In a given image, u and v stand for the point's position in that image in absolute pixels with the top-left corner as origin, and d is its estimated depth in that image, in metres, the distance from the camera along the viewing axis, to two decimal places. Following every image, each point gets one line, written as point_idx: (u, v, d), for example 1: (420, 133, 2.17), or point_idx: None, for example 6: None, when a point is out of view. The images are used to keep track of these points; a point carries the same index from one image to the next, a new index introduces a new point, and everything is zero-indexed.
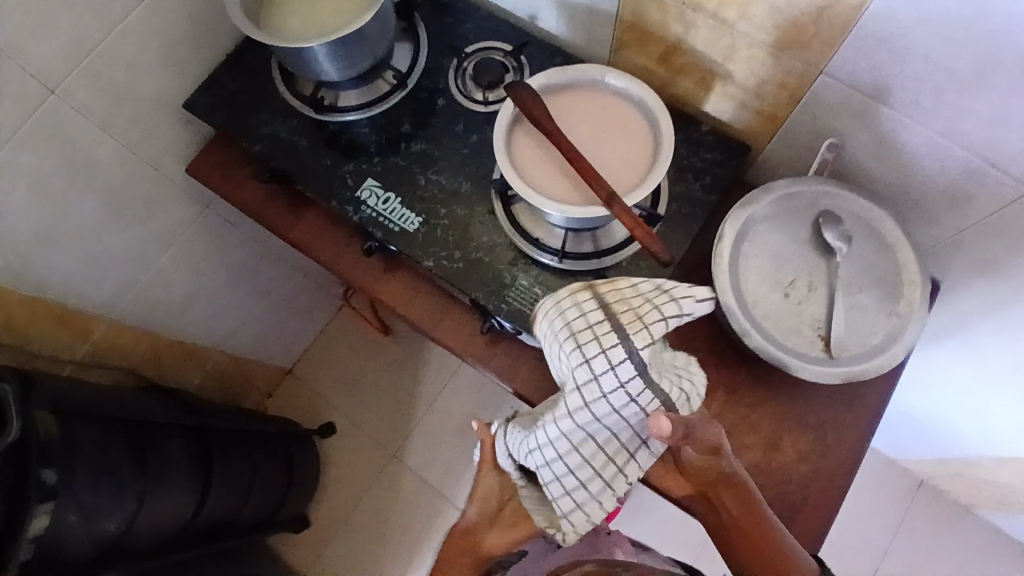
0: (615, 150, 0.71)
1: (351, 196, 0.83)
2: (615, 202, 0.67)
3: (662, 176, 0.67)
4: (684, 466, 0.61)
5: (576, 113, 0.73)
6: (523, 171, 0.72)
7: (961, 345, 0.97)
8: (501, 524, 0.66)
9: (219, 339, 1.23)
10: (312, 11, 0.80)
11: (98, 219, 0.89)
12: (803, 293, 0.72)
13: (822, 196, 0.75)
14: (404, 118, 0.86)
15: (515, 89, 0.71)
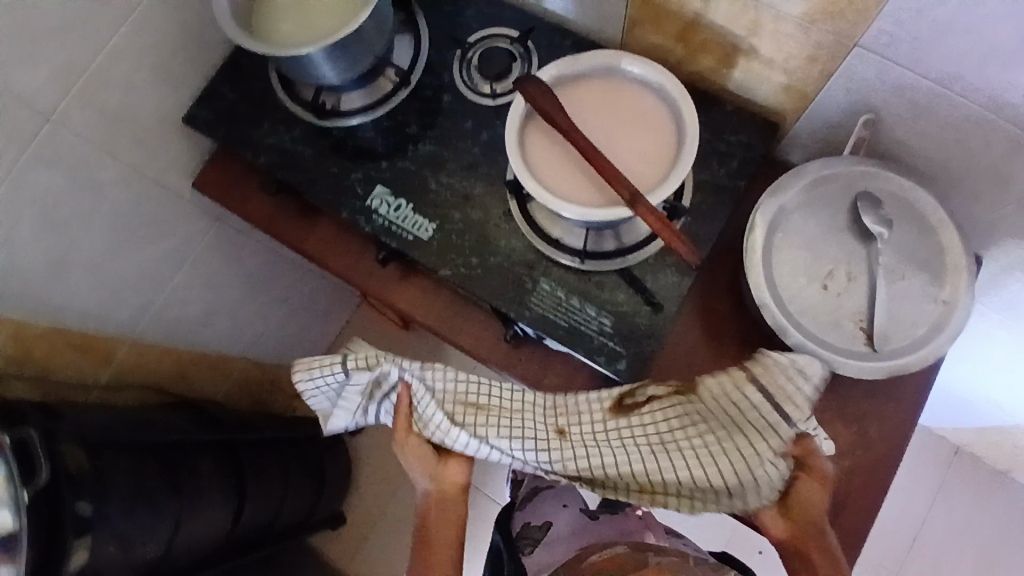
0: (635, 142, 0.67)
1: (362, 206, 0.80)
2: (638, 202, 0.63)
3: (687, 172, 0.63)
4: (789, 501, 0.63)
5: (592, 105, 0.69)
6: (538, 171, 0.68)
7: (1005, 319, 0.92)
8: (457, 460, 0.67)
9: (242, 347, 1.22)
10: (305, 16, 0.76)
11: (109, 245, 0.87)
12: (842, 284, 0.68)
13: (860, 177, 0.70)
14: (410, 119, 0.82)
15: (526, 85, 0.67)
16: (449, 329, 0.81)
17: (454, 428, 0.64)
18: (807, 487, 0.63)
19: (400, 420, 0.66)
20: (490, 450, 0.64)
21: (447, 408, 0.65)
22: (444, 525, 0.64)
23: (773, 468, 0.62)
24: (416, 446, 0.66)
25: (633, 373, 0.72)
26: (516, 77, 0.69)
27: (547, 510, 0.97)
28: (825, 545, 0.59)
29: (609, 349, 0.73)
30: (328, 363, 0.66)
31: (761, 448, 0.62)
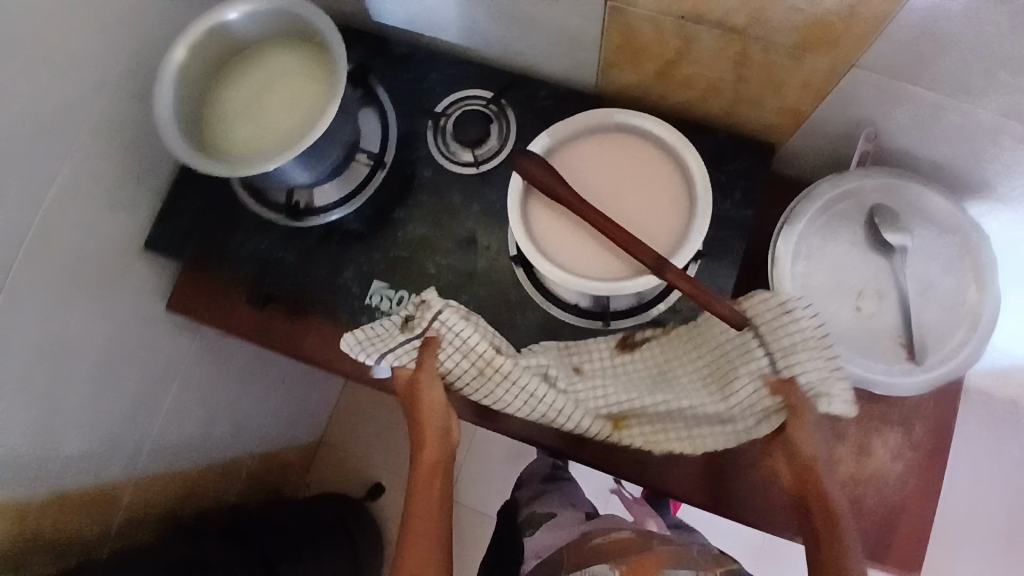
0: (645, 201, 0.63)
1: (363, 305, 0.75)
2: (666, 267, 0.59)
3: (706, 227, 0.60)
4: (790, 448, 0.63)
5: (591, 169, 0.65)
6: (552, 252, 0.64)
7: None
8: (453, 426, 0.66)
9: (249, 444, 1.16)
10: (268, 121, 0.70)
11: (95, 396, 0.80)
12: (872, 303, 0.67)
13: (872, 190, 0.68)
14: (394, 202, 0.77)
15: (520, 164, 0.63)
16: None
17: (500, 357, 0.63)
18: (800, 432, 0.61)
19: (427, 362, 0.62)
20: (518, 391, 0.64)
21: (480, 353, 0.63)
22: (423, 496, 0.64)
23: (758, 394, 0.61)
24: (425, 402, 0.64)
25: None
26: (508, 153, 0.65)
27: (555, 505, 1.10)
28: (821, 491, 0.62)
29: None
30: (386, 328, 0.65)
31: (754, 369, 0.61)
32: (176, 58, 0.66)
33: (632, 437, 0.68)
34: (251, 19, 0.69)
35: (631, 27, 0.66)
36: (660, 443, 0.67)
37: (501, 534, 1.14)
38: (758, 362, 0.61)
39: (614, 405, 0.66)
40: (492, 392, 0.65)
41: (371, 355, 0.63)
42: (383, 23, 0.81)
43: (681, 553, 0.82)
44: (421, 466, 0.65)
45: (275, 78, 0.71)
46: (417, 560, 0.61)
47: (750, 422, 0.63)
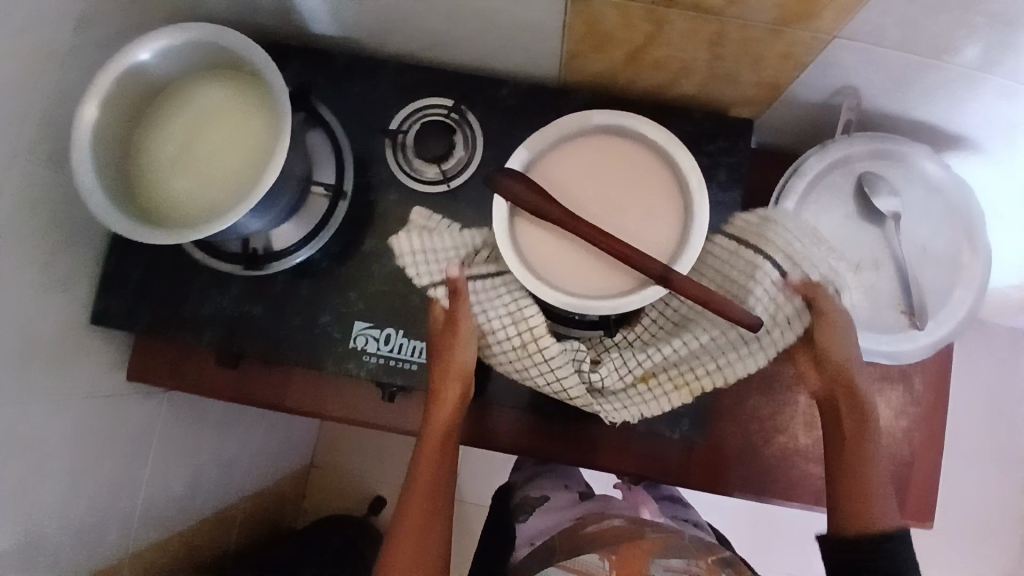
0: (637, 206, 0.60)
1: (347, 350, 0.69)
2: (672, 275, 0.56)
3: (707, 226, 0.57)
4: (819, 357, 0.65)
5: (576, 179, 0.60)
6: (550, 274, 0.60)
7: None
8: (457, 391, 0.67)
9: (239, 488, 1.11)
10: (208, 169, 0.62)
11: (76, 492, 0.72)
12: (870, 275, 0.66)
13: (857, 159, 0.67)
14: (363, 232, 0.71)
15: (502, 186, 0.58)
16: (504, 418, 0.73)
17: (547, 338, 0.62)
18: (829, 335, 0.62)
19: (459, 313, 0.63)
20: (552, 372, 0.63)
21: (520, 339, 0.62)
22: (427, 459, 0.67)
23: (776, 291, 0.61)
24: (454, 359, 0.65)
25: (698, 426, 0.70)
26: (487, 174, 0.60)
27: (549, 486, 1.02)
28: (854, 394, 0.65)
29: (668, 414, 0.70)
30: (441, 247, 0.64)
31: (768, 279, 0.61)
32: (87, 116, 0.57)
33: (663, 391, 0.63)
34: (165, 57, 0.61)
35: (595, 17, 0.61)
36: (691, 385, 0.63)
37: (495, 518, 1.05)
38: (766, 271, 0.61)
39: (634, 368, 0.63)
40: (529, 372, 0.64)
41: (419, 275, 0.64)
42: (322, 31, 0.73)
43: (672, 542, 0.78)
44: (431, 433, 0.67)
45: (207, 119, 0.63)
46: (407, 542, 0.65)
47: (772, 334, 0.61)
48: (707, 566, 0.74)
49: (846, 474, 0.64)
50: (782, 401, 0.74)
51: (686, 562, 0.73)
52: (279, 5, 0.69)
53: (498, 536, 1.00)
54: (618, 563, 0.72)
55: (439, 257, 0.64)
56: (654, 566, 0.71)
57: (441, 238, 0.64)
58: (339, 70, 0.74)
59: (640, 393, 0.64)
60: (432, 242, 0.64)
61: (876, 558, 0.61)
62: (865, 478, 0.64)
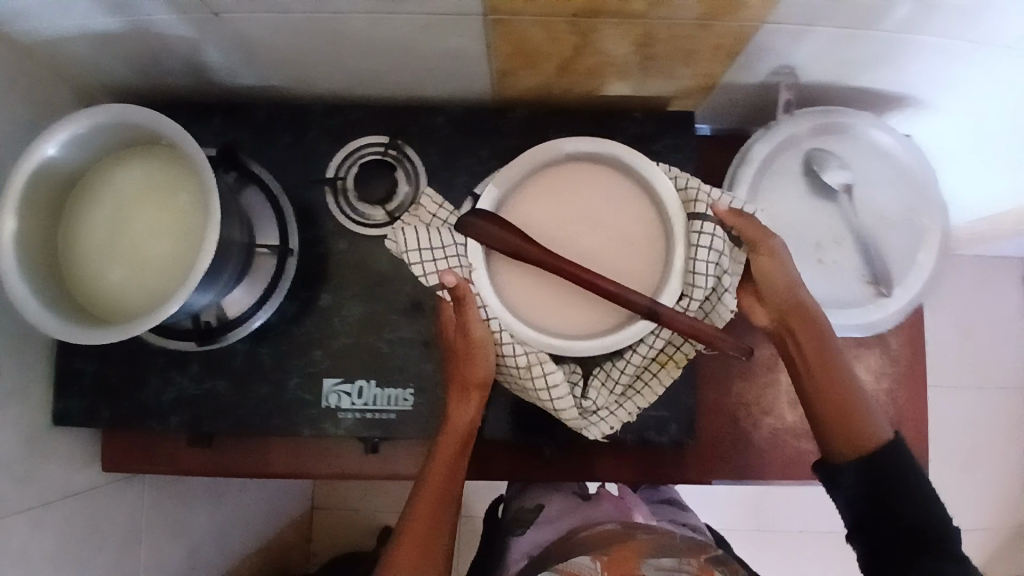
0: (615, 236, 0.60)
1: (322, 411, 0.67)
2: (659, 308, 0.54)
3: (685, 257, 0.57)
4: (762, 288, 0.63)
5: (550, 214, 0.60)
6: (537, 317, 0.59)
7: None
8: (462, 399, 0.64)
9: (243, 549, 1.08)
10: (143, 254, 0.59)
11: None
12: (834, 251, 0.66)
13: (803, 137, 0.66)
14: (317, 287, 0.69)
15: (478, 229, 0.56)
16: (494, 452, 0.74)
17: (551, 363, 0.59)
18: (766, 264, 0.60)
19: (467, 316, 0.58)
20: (551, 398, 0.60)
21: (523, 360, 0.59)
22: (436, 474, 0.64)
23: (716, 239, 0.57)
24: (473, 371, 0.62)
25: (686, 426, 0.69)
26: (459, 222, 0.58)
27: (544, 494, 0.97)
28: (807, 316, 0.62)
29: (654, 420, 0.69)
30: (448, 240, 0.59)
31: (703, 226, 0.57)
32: (4, 228, 0.54)
33: (653, 376, 0.63)
34: (75, 144, 0.57)
35: (520, 34, 0.59)
36: (674, 358, 0.62)
37: (491, 533, 1.00)
38: (701, 228, 0.57)
39: (621, 379, 0.62)
40: (529, 391, 0.61)
41: (424, 272, 0.58)
42: (240, 82, 0.70)
43: (663, 541, 0.75)
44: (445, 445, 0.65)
45: (134, 201, 0.60)
46: (408, 563, 0.63)
47: (725, 280, 0.59)
48: (699, 564, 0.70)
49: (829, 396, 0.62)
50: (766, 384, 0.74)
51: (677, 560, 0.70)
52: (192, 65, 0.65)
53: (494, 550, 0.94)
54: (609, 564, 0.70)
55: (446, 252, 0.58)
56: (645, 565, 0.69)
57: (448, 233, 0.59)
58: (266, 122, 0.71)
59: (629, 395, 0.64)
60: (438, 239, 0.59)
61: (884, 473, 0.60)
62: (840, 392, 0.62)
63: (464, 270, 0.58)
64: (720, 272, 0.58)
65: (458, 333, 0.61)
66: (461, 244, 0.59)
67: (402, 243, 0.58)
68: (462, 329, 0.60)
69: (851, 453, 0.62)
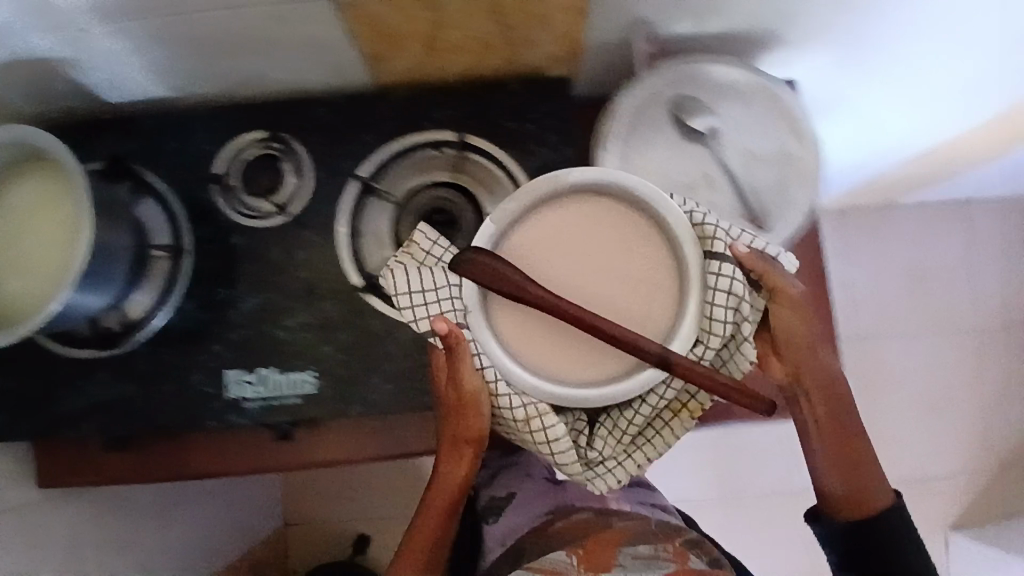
0: (622, 272, 0.54)
1: (228, 402, 0.69)
2: (669, 358, 0.50)
3: (700, 302, 0.52)
4: (779, 344, 0.61)
5: (552, 248, 0.53)
6: (532, 360, 0.54)
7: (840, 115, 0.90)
8: (450, 458, 0.66)
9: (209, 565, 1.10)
10: (33, 266, 0.61)
11: None
12: (707, 192, 0.68)
13: (666, 86, 0.67)
14: (215, 283, 0.71)
15: (473, 266, 0.51)
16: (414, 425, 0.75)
17: (552, 415, 0.54)
18: (782, 314, 0.58)
19: (458, 364, 0.55)
20: (553, 452, 0.56)
21: (521, 414, 0.54)
22: (426, 526, 0.68)
23: (737, 281, 0.52)
24: (467, 425, 0.62)
25: None
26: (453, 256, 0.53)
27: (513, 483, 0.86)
28: (820, 374, 0.63)
29: None
30: (439, 281, 0.54)
31: (724, 269, 0.52)
32: None
33: (665, 425, 0.57)
34: None
35: (368, 18, 0.59)
36: (688, 406, 0.57)
37: None
38: (720, 270, 0.52)
39: (627, 431, 0.57)
40: (529, 442, 0.57)
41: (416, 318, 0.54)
42: (128, 96, 0.72)
43: (637, 526, 0.62)
44: (436, 503, 0.68)
45: (22, 217, 0.63)
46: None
47: (744, 329, 0.54)
48: (676, 550, 0.60)
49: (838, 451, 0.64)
50: None
51: (654, 547, 0.60)
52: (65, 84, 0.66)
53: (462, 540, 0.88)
54: (586, 559, 0.60)
55: (438, 293, 0.54)
56: (622, 556, 0.59)
57: (441, 272, 0.55)
58: (156, 131, 0.74)
59: (638, 444, 0.58)
60: (430, 279, 0.55)
61: (887, 533, 0.64)
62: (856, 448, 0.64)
63: (457, 314, 0.54)
64: (737, 319, 0.53)
65: (451, 387, 0.58)
66: (454, 285, 0.55)
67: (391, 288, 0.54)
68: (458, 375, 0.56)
69: (854, 514, 0.64)
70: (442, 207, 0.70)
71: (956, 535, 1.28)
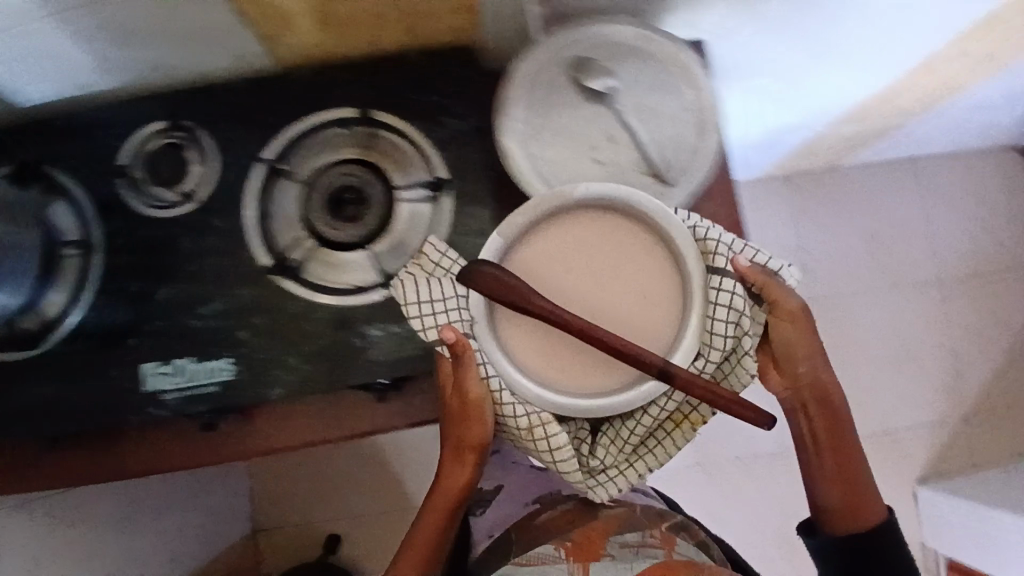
0: (626, 292, 0.62)
1: (148, 395, 0.68)
2: (669, 368, 0.57)
3: (700, 319, 0.60)
4: (778, 356, 0.67)
5: (559, 267, 0.62)
6: (535, 371, 0.61)
7: (769, 77, 0.89)
8: (457, 461, 0.68)
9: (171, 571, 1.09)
10: None
11: None
12: (609, 150, 0.68)
13: (564, 48, 0.67)
14: (129, 277, 0.71)
15: (482, 279, 0.58)
16: (340, 405, 0.72)
17: (554, 424, 0.60)
18: (781, 328, 0.65)
19: (464, 371, 0.60)
20: (554, 458, 0.61)
21: (523, 423, 0.60)
22: (426, 532, 0.71)
23: (737, 296, 0.59)
24: (471, 433, 0.64)
25: None
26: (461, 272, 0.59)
27: (499, 474, 0.97)
28: (818, 387, 0.69)
29: None
30: (449, 293, 0.61)
31: (726, 285, 0.59)
32: None
33: (666, 436, 0.63)
34: None
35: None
36: (689, 418, 0.63)
37: None
38: (719, 285, 0.60)
39: (626, 442, 0.63)
40: (531, 450, 0.63)
41: (425, 325, 0.60)
42: (22, 105, 0.70)
43: (627, 516, 0.78)
44: (436, 504, 0.70)
45: None
46: None
47: (745, 342, 0.60)
48: (660, 537, 0.75)
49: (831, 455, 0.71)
50: None
51: (640, 536, 0.74)
52: None
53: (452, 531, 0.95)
54: (576, 551, 0.72)
55: (446, 304, 0.60)
56: (611, 546, 0.72)
57: (448, 284, 0.61)
58: (59, 131, 0.73)
59: (639, 454, 0.64)
60: (439, 291, 0.60)
61: (884, 542, 0.72)
62: (849, 466, 0.72)
63: (465, 325, 0.60)
64: (736, 334, 0.60)
65: (454, 395, 0.63)
66: (461, 296, 0.61)
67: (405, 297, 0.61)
68: (459, 384, 0.61)
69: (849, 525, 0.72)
70: (351, 185, 0.70)
71: (925, 487, 1.28)
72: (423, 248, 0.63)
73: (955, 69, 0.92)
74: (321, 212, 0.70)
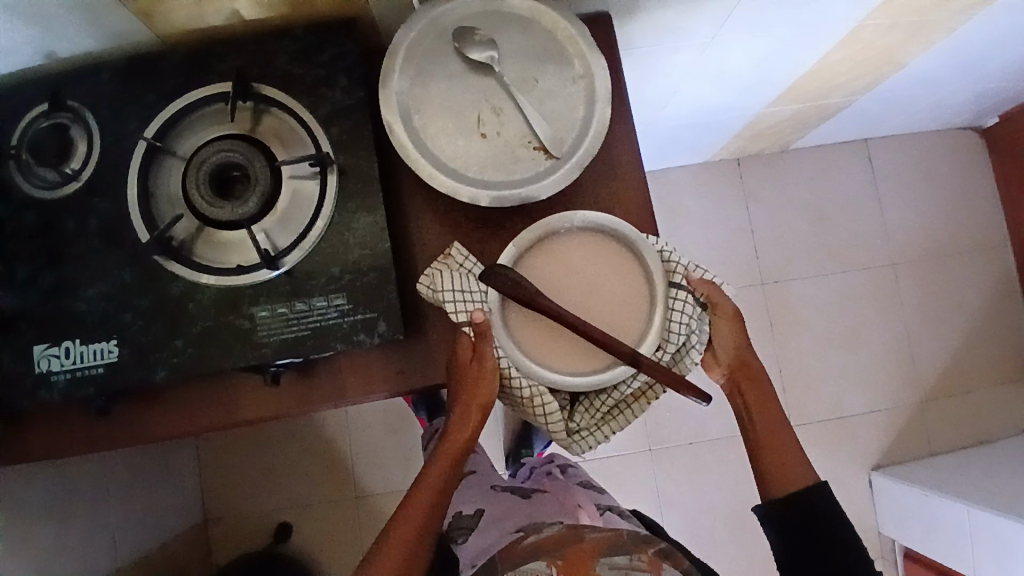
0: (611, 291, 0.63)
1: (35, 378, 0.67)
2: (641, 358, 0.59)
3: (668, 321, 0.62)
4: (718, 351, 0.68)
5: (544, 255, 0.63)
6: (529, 346, 0.63)
7: (688, 59, 0.88)
8: (459, 418, 0.67)
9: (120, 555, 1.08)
10: None
11: None
12: (495, 121, 0.66)
13: (445, 19, 0.66)
14: (15, 259, 0.69)
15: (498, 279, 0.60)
16: (236, 389, 0.71)
17: (549, 396, 0.62)
18: (720, 325, 0.67)
19: (483, 350, 0.61)
20: (546, 421, 0.63)
21: (523, 393, 0.62)
22: (433, 477, 0.68)
23: (689, 304, 0.62)
24: (476, 394, 0.63)
25: (395, 326, 0.66)
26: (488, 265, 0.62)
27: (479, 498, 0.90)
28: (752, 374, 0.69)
29: (360, 322, 0.66)
30: (474, 287, 0.62)
31: (683, 292, 0.62)
32: None
33: (625, 406, 0.65)
34: None
35: None
36: (647, 393, 0.64)
37: None
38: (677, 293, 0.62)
39: (601, 407, 0.64)
40: (528, 415, 0.64)
41: (453, 309, 0.62)
42: None
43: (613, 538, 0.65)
44: (443, 453, 0.68)
45: None
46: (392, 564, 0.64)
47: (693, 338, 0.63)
48: (649, 559, 0.62)
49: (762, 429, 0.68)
50: None
51: (629, 557, 0.62)
52: None
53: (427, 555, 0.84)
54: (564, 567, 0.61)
55: (472, 297, 0.62)
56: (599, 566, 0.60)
57: (475, 280, 0.63)
58: None
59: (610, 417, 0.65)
60: (467, 282, 0.62)
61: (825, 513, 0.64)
62: (779, 437, 0.68)
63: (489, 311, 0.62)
64: (688, 333, 0.62)
65: (471, 363, 0.62)
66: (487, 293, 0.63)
67: (436, 284, 0.62)
68: (472, 359, 0.62)
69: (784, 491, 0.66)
70: (237, 161, 0.69)
71: (878, 473, 1.26)
72: (450, 251, 0.66)
73: (890, 43, 0.90)
74: (205, 187, 0.68)
